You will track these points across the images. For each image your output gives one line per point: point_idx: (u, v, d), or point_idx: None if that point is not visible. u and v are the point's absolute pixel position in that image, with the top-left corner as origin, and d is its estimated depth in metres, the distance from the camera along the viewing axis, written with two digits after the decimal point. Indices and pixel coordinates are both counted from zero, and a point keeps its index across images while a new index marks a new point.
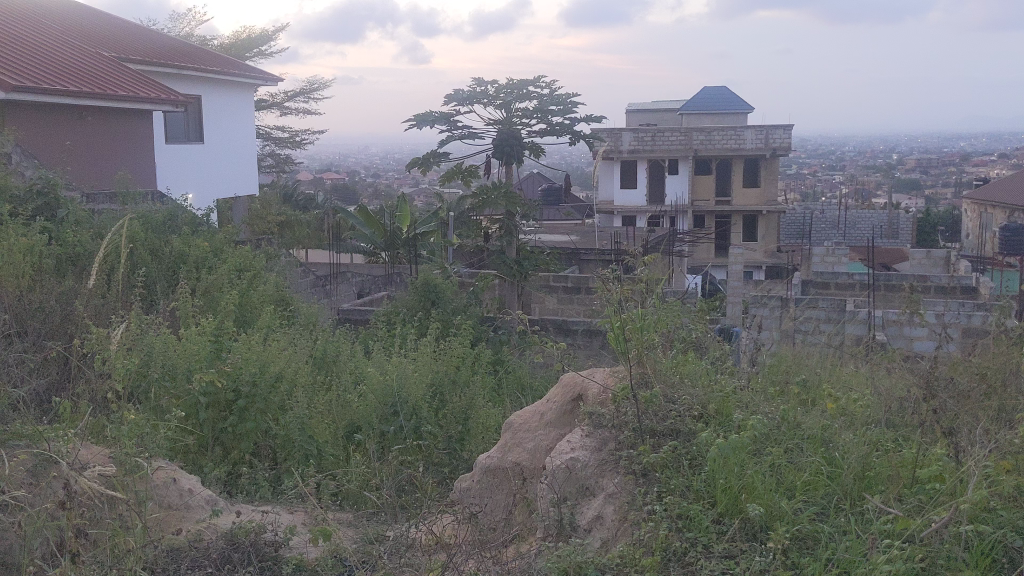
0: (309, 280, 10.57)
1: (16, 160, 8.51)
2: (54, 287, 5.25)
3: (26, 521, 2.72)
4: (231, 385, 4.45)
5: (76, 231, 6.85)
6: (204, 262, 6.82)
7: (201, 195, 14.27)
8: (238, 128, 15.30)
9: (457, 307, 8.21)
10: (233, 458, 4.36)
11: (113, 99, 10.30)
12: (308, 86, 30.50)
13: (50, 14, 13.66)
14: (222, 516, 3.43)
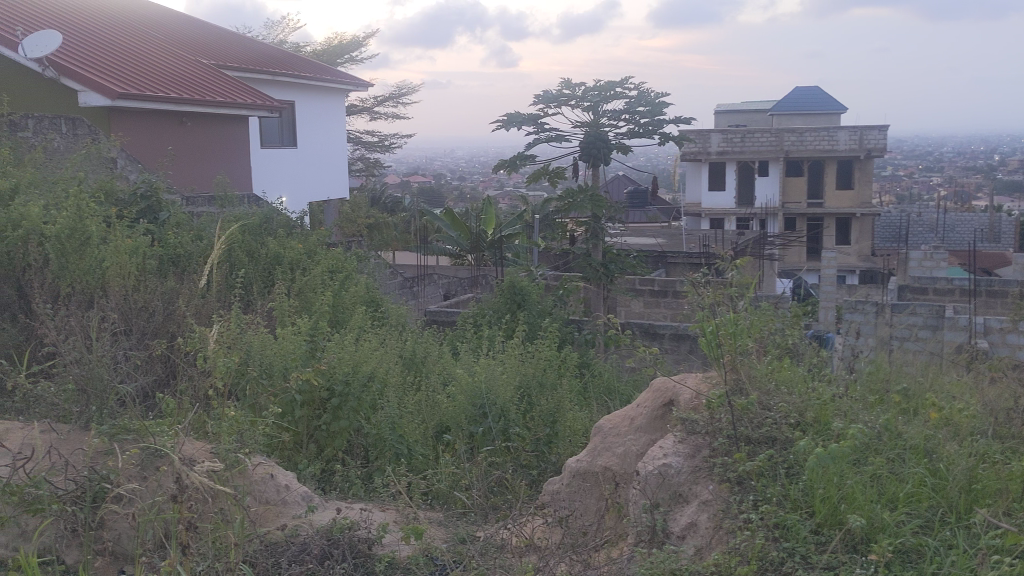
0: (397, 281, 10.72)
1: (122, 163, 8.86)
2: (158, 287, 5.45)
3: (138, 513, 2.83)
4: (326, 383, 4.53)
5: (177, 233, 7.10)
6: (298, 264, 6.99)
7: (295, 198, 14.64)
8: (330, 132, 15.63)
9: (543, 310, 8.22)
10: (326, 455, 4.43)
11: (211, 105, 10.64)
12: (397, 91, 31.01)
13: (153, 24, 14.17)
14: (318, 512, 3.50)
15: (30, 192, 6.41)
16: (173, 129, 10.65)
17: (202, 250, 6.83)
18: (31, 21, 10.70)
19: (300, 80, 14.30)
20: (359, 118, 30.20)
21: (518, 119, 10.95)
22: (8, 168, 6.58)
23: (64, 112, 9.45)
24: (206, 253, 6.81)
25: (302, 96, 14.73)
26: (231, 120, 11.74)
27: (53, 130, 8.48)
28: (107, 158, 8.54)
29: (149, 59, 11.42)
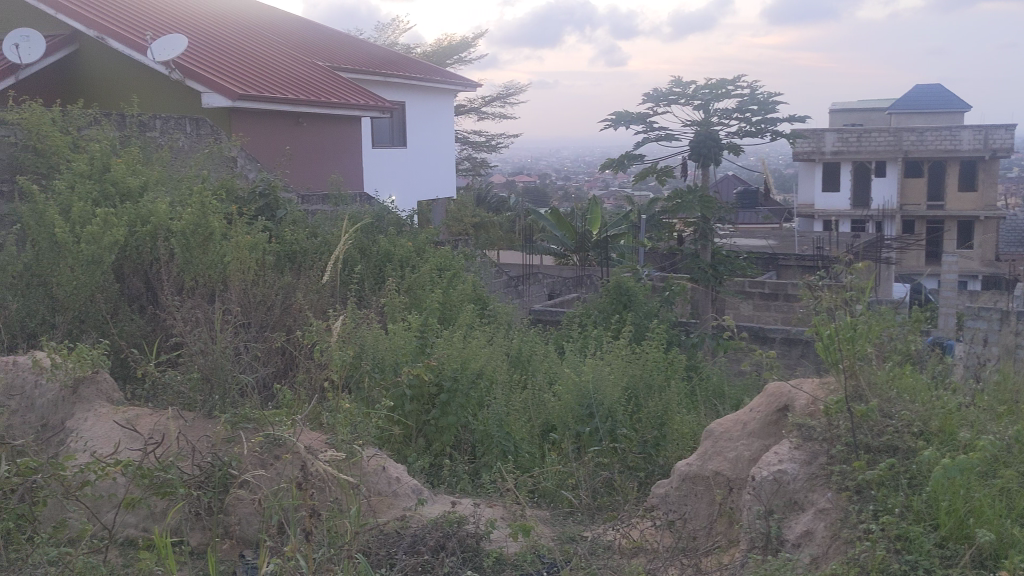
0: (503, 280, 10.80)
1: (242, 162, 9.17)
2: (275, 282, 5.63)
3: (263, 499, 2.94)
4: (435, 379, 4.60)
5: (293, 231, 7.31)
6: (408, 261, 7.11)
7: (404, 197, 14.89)
8: (438, 132, 15.84)
9: (650, 311, 8.14)
10: (435, 450, 4.49)
11: (326, 106, 10.93)
12: (505, 91, 31.25)
13: (271, 27, 14.62)
14: (427, 505, 3.56)
15: (157, 189, 6.69)
16: (290, 129, 10.97)
17: (317, 247, 7.01)
18: (159, 26, 11.17)
19: (410, 81, 14.55)
20: (467, 118, 30.54)
21: (627, 117, 10.89)
22: (138, 166, 6.87)
23: (187, 112, 9.82)
24: (320, 249, 6.99)
25: (412, 97, 15.00)
26: (344, 121, 12.03)
27: (178, 131, 8.71)
28: (228, 158, 8.86)
29: (268, 61, 11.80)
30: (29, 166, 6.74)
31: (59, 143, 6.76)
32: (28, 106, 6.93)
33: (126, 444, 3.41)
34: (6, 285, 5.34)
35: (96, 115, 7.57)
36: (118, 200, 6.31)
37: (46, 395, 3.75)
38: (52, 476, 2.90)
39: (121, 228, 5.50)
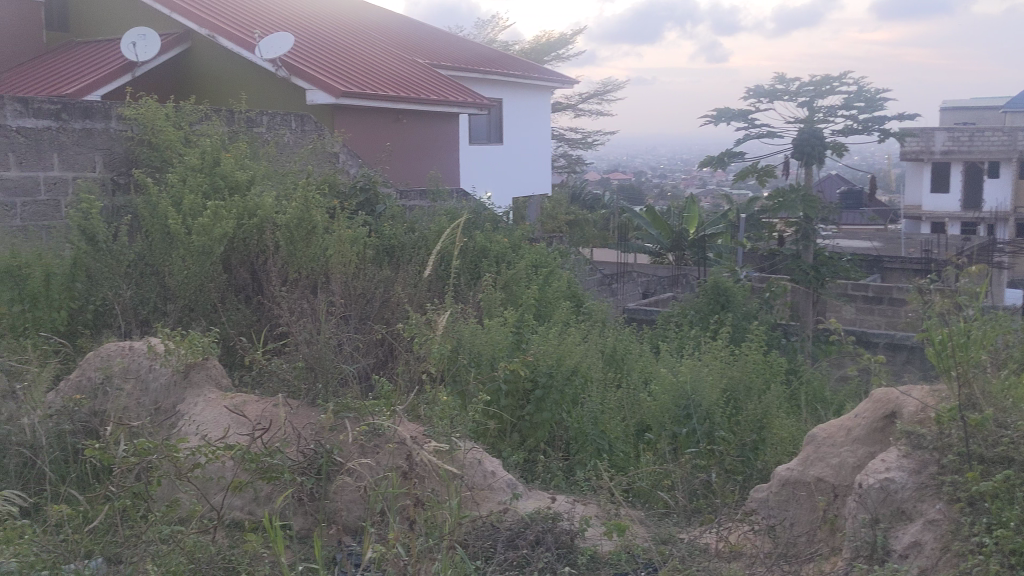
0: (597, 278, 10.76)
1: (344, 158, 9.36)
2: (375, 275, 5.73)
3: (369, 488, 3.01)
4: (530, 375, 4.62)
5: (392, 225, 7.44)
6: (504, 257, 7.15)
7: (500, 193, 14.99)
8: (534, 129, 15.88)
9: (748, 312, 8.00)
10: (529, 445, 4.51)
11: (426, 103, 11.08)
12: (603, 87, 31.14)
13: (374, 25, 14.88)
14: (522, 500, 3.57)
15: (264, 183, 6.89)
16: (391, 126, 11.16)
17: (414, 241, 7.11)
18: (267, 25, 11.49)
19: (508, 78, 14.62)
20: (564, 115, 30.56)
21: (728, 114, 10.74)
22: (246, 160, 7.08)
23: (292, 109, 10.08)
24: (418, 244, 7.08)
25: (510, 94, 15.08)
26: (443, 118, 12.17)
27: (284, 127, 8.92)
28: (330, 153, 9.07)
29: (370, 59, 12.01)
30: (145, 160, 7.03)
31: (172, 137, 7.01)
32: (145, 101, 7.22)
33: (235, 428, 3.52)
34: (122, 274, 5.58)
35: (207, 111, 7.83)
36: (228, 193, 6.51)
37: (161, 379, 3.91)
38: (166, 457, 3.02)
39: (229, 220, 5.69)
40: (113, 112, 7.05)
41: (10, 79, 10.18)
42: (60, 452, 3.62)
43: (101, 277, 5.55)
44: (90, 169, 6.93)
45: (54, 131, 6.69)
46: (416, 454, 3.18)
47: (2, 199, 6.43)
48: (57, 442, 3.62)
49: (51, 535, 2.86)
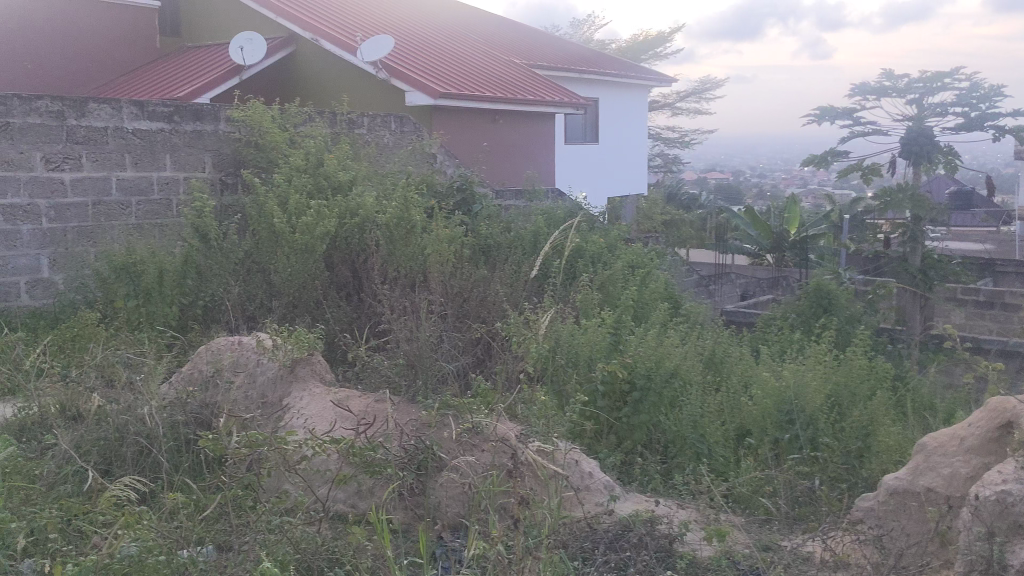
0: (694, 279, 10.61)
1: (442, 158, 9.48)
2: (472, 274, 5.78)
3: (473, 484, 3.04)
4: (628, 376, 4.58)
5: (489, 225, 7.50)
6: (601, 258, 7.12)
7: (595, 193, 14.94)
8: (630, 128, 15.79)
9: (852, 316, 7.78)
10: (626, 447, 4.48)
11: (523, 103, 11.13)
12: (701, 85, 30.72)
13: (472, 27, 15.02)
14: (619, 502, 3.55)
15: (364, 183, 7.03)
16: (487, 126, 11.25)
17: (511, 241, 7.15)
18: (369, 28, 11.71)
19: (605, 78, 14.57)
20: (660, 114, 30.27)
21: (831, 112, 10.49)
22: (348, 161, 7.23)
23: (391, 111, 10.27)
24: (514, 244, 7.11)
25: (607, 94, 15.02)
26: (539, 118, 12.20)
27: (384, 128, 9.09)
28: (428, 154, 9.18)
29: (468, 60, 12.12)
30: (251, 160, 7.26)
31: (277, 138, 7.21)
32: (252, 104, 7.44)
33: (339, 422, 3.61)
34: (230, 270, 5.78)
35: (311, 113, 8.02)
36: (330, 193, 6.66)
37: (267, 373, 4.04)
38: (276, 449, 3.13)
39: (331, 219, 5.83)
40: (222, 114, 7.28)
41: (127, 84, 10.64)
42: (173, 442, 3.74)
43: (210, 273, 5.76)
44: (200, 169, 7.19)
45: (167, 132, 6.96)
46: (518, 454, 3.20)
47: (119, 198, 6.73)
48: (171, 432, 3.74)
49: (168, 522, 2.98)
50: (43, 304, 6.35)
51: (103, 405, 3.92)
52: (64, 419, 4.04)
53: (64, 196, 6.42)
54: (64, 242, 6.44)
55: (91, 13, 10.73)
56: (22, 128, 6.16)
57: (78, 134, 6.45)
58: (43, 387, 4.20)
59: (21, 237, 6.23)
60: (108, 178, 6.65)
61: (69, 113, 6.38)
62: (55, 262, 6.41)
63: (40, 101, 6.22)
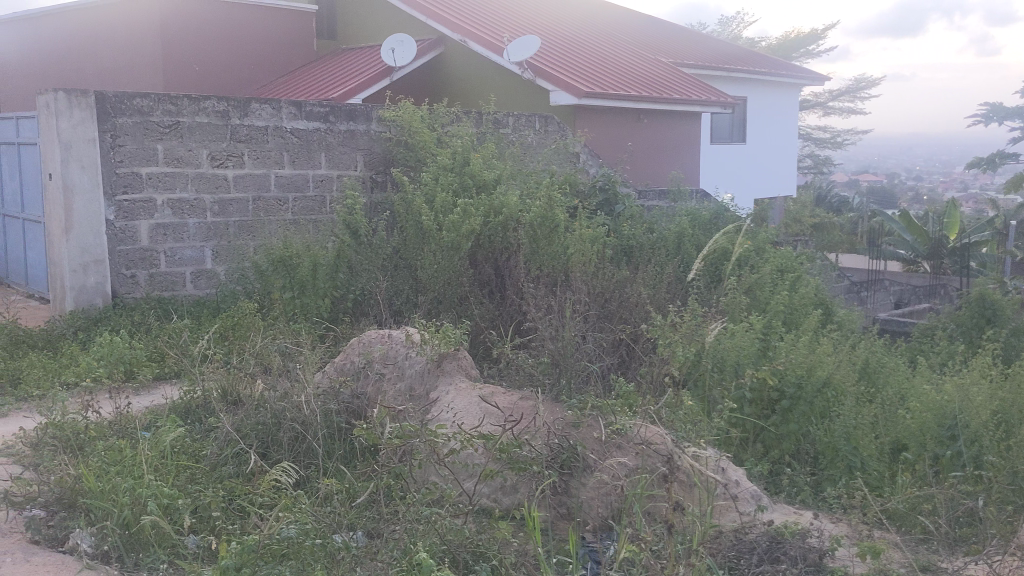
0: (844, 285, 10.21)
1: (585, 158, 9.45)
2: (616, 274, 5.73)
3: (621, 488, 3.04)
4: (776, 384, 4.46)
5: (632, 225, 7.44)
6: (748, 261, 6.94)
7: (741, 195, 14.59)
8: (779, 128, 15.36)
9: (1018, 328, 7.30)
10: (773, 457, 4.37)
11: (669, 102, 10.98)
12: (856, 84, 29.59)
13: (618, 25, 14.93)
14: (767, 512, 3.45)
15: (509, 182, 7.09)
16: (632, 126, 11.17)
17: (654, 242, 7.06)
18: (517, 29, 11.82)
19: (754, 76, 14.22)
20: (812, 114, 29.35)
21: (1002, 114, 9.93)
22: (493, 160, 7.31)
23: (536, 109, 10.31)
24: (658, 244, 7.02)
25: (755, 92, 14.64)
26: (686, 118, 12.02)
27: (529, 128, 9.14)
28: (571, 153, 9.20)
29: (614, 59, 12.06)
30: (401, 159, 7.45)
31: (426, 138, 7.36)
32: (403, 104, 7.62)
33: (484, 416, 3.65)
34: (379, 266, 5.93)
35: (459, 113, 8.15)
36: (475, 192, 6.74)
37: (416, 366, 4.11)
38: (427, 441, 3.22)
39: (477, 218, 5.93)
40: (374, 114, 7.49)
41: (284, 85, 11.13)
42: (326, 430, 3.87)
43: (360, 268, 5.94)
44: (353, 168, 7.44)
45: (323, 132, 7.22)
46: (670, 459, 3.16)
47: (276, 194, 7.03)
48: (325, 420, 3.88)
49: (322, 507, 3.10)
50: (207, 293, 6.72)
51: (262, 391, 4.11)
52: (226, 403, 4.26)
53: (227, 191, 6.76)
54: (226, 235, 6.79)
55: (253, 16, 11.26)
56: (190, 127, 6.53)
57: (241, 133, 6.77)
58: (208, 371, 4.43)
59: (187, 230, 6.60)
60: (267, 176, 6.96)
61: (233, 113, 6.71)
62: (217, 254, 6.76)
63: (207, 102, 6.57)
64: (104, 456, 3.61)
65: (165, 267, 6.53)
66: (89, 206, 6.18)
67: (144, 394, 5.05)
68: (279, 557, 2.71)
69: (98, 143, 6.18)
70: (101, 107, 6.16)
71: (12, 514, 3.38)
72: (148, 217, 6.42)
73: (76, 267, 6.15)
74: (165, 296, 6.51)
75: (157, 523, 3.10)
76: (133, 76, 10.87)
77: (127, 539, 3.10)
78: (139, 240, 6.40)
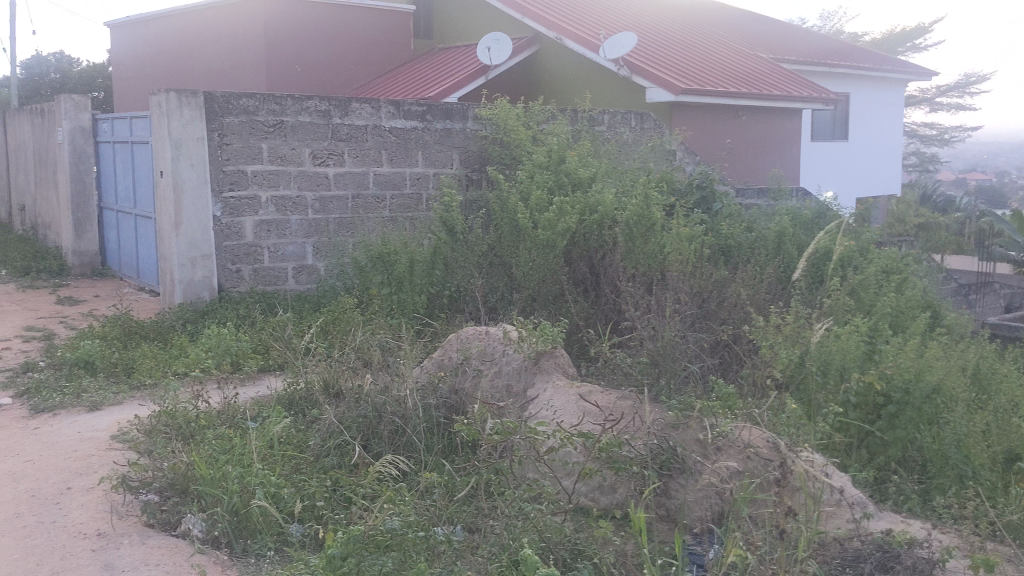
0: (952, 287, 9.84)
1: (682, 155, 9.33)
2: (714, 273, 5.64)
3: (734, 492, 3.03)
4: (883, 389, 4.31)
5: (730, 224, 7.32)
6: (852, 262, 6.74)
7: (844, 194, 14.20)
8: (883, 125, 14.90)
9: None
10: (878, 463, 4.24)
11: (769, 99, 10.76)
12: (965, 79, 28.49)
13: (716, 21, 14.69)
14: (872, 519, 3.36)
15: (606, 179, 7.04)
16: (730, 124, 10.99)
17: (754, 241, 6.93)
18: (613, 25, 11.75)
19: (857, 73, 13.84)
20: (918, 110, 28.37)
21: None
22: (589, 158, 7.28)
23: (633, 107, 10.24)
24: (757, 244, 6.88)
25: (858, 88, 14.22)
26: (786, 114, 11.77)
27: (625, 125, 9.07)
28: (669, 151, 9.09)
29: (711, 55, 11.87)
30: (497, 157, 7.49)
31: (522, 136, 7.38)
32: (499, 102, 7.66)
33: (582, 415, 3.66)
34: (475, 262, 5.98)
35: (555, 111, 8.15)
36: (571, 190, 6.73)
37: (513, 363, 4.12)
38: (526, 439, 3.24)
39: (572, 216, 5.93)
40: (470, 112, 7.55)
41: (382, 85, 11.29)
42: (425, 424, 3.93)
43: (457, 265, 6.01)
44: (450, 166, 7.52)
45: (420, 130, 7.31)
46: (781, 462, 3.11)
47: (375, 192, 7.15)
48: (424, 415, 3.94)
49: (423, 501, 3.16)
50: (307, 288, 6.90)
51: (362, 384, 4.19)
52: (327, 395, 4.37)
53: (328, 189, 6.91)
54: (327, 232, 6.95)
55: (353, 16, 11.48)
56: (293, 126, 6.70)
57: (341, 132, 6.91)
58: (311, 364, 4.55)
59: (289, 226, 6.77)
60: (366, 174, 7.08)
61: (334, 112, 6.86)
62: (318, 250, 6.93)
63: (310, 101, 6.73)
64: (213, 444, 3.74)
65: (268, 262, 6.71)
66: (198, 203, 6.41)
67: (249, 385, 5.20)
68: (383, 548, 2.75)
69: (207, 142, 6.40)
70: (210, 106, 6.38)
71: (128, 498, 3.50)
72: (253, 213, 6.61)
73: (185, 261, 6.38)
74: (268, 290, 6.71)
75: (265, 511, 3.21)
76: (239, 77, 11.22)
77: (237, 525, 3.21)
78: (243, 236, 6.60)
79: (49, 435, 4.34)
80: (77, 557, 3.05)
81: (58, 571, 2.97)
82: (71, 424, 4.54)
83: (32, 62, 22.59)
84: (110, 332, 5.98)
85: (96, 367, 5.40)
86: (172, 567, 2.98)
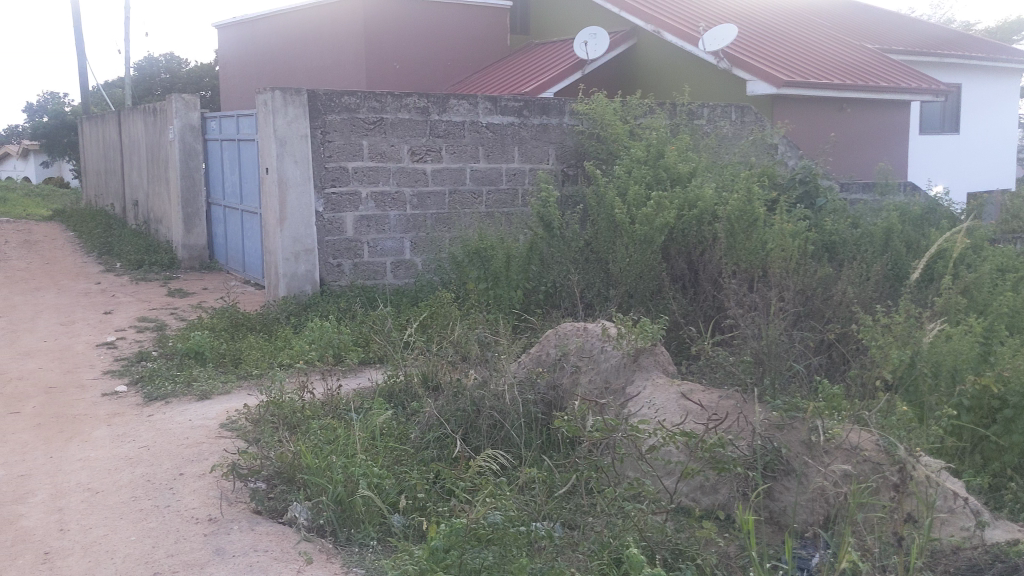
0: None
1: (784, 149, 9.12)
2: (817, 271, 5.49)
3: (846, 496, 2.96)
4: (999, 392, 4.11)
5: (835, 220, 7.12)
6: (965, 260, 6.47)
7: (956, 187, 13.62)
8: (997, 117, 14.26)
9: None
10: (993, 468, 4.07)
11: (876, 91, 10.42)
12: None
13: (819, 11, 14.29)
14: (989, 527, 3.21)
15: (706, 174, 6.92)
16: (834, 117, 10.69)
17: (860, 237, 6.71)
18: (713, 17, 11.55)
19: (970, 62, 13.28)
20: None
21: None
22: (689, 153, 7.16)
23: (733, 100, 10.05)
24: (864, 240, 6.66)
25: (970, 79, 13.65)
26: (893, 106, 11.37)
27: (725, 119, 8.91)
28: (770, 144, 8.89)
29: (815, 47, 11.56)
30: (594, 152, 7.44)
31: (618, 130, 7.31)
32: (597, 96, 7.60)
33: (681, 414, 3.62)
34: (572, 258, 5.97)
35: (653, 105, 8.05)
36: (670, 185, 6.63)
37: (612, 360, 4.09)
38: (628, 436, 3.23)
39: (671, 210, 5.84)
40: (567, 107, 7.52)
41: (478, 81, 11.35)
42: (524, 419, 3.94)
43: (553, 261, 6.02)
44: (546, 161, 7.51)
45: (517, 126, 7.32)
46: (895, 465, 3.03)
47: (472, 187, 7.19)
48: (523, 409, 3.95)
49: (522, 497, 3.18)
50: (406, 282, 7.00)
51: (460, 378, 4.22)
52: (427, 388, 4.43)
53: (426, 185, 6.99)
54: (425, 228, 7.04)
55: (451, 13, 11.59)
56: (393, 123, 6.81)
57: (439, 128, 6.98)
58: (411, 357, 4.62)
59: (388, 222, 6.88)
60: (463, 170, 7.13)
61: (433, 109, 6.93)
62: (416, 246, 7.02)
63: (409, 98, 6.82)
64: (318, 435, 3.83)
65: (368, 257, 6.84)
66: (302, 199, 6.56)
67: (351, 377, 5.31)
68: (485, 542, 2.77)
69: (310, 139, 6.56)
70: (313, 105, 6.53)
71: (238, 485, 3.61)
72: (354, 208, 6.74)
73: (289, 256, 6.55)
74: (368, 284, 6.84)
75: (368, 502, 3.28)
76: (340, 75, 11.45)
77: (341, 515, 3.29)
78: (345, 231, 6.73)
79: (162, 423, 4.52)
80: (190, 541, 3.17)
81: (173, 553, 3.09)
82: (183, 412, 4.71)
83: (145, 64, 23.54)
84: (218, 324, 6.18)
85: (205, 358, 5.59)
86: (280, 553, 3.07)
